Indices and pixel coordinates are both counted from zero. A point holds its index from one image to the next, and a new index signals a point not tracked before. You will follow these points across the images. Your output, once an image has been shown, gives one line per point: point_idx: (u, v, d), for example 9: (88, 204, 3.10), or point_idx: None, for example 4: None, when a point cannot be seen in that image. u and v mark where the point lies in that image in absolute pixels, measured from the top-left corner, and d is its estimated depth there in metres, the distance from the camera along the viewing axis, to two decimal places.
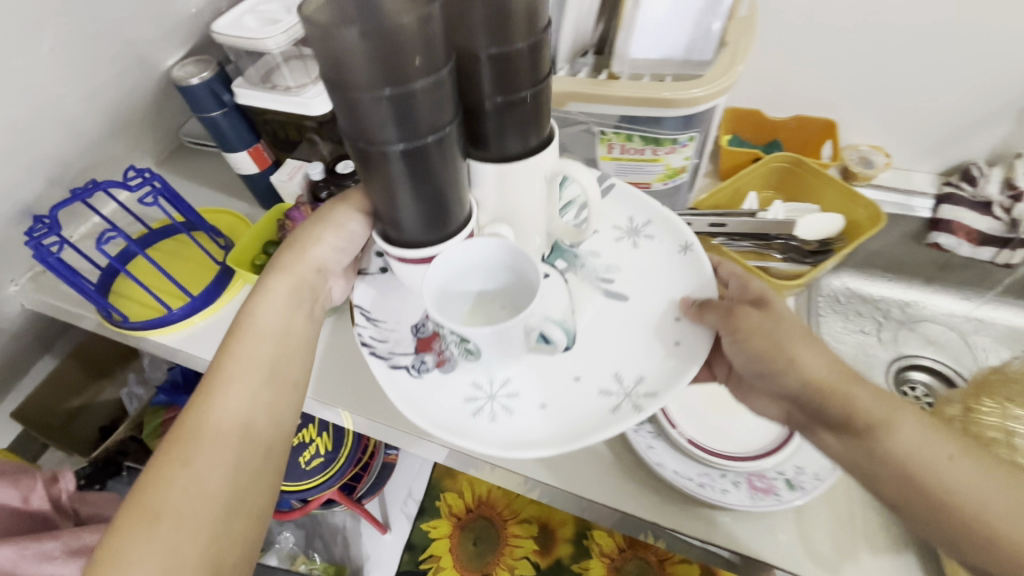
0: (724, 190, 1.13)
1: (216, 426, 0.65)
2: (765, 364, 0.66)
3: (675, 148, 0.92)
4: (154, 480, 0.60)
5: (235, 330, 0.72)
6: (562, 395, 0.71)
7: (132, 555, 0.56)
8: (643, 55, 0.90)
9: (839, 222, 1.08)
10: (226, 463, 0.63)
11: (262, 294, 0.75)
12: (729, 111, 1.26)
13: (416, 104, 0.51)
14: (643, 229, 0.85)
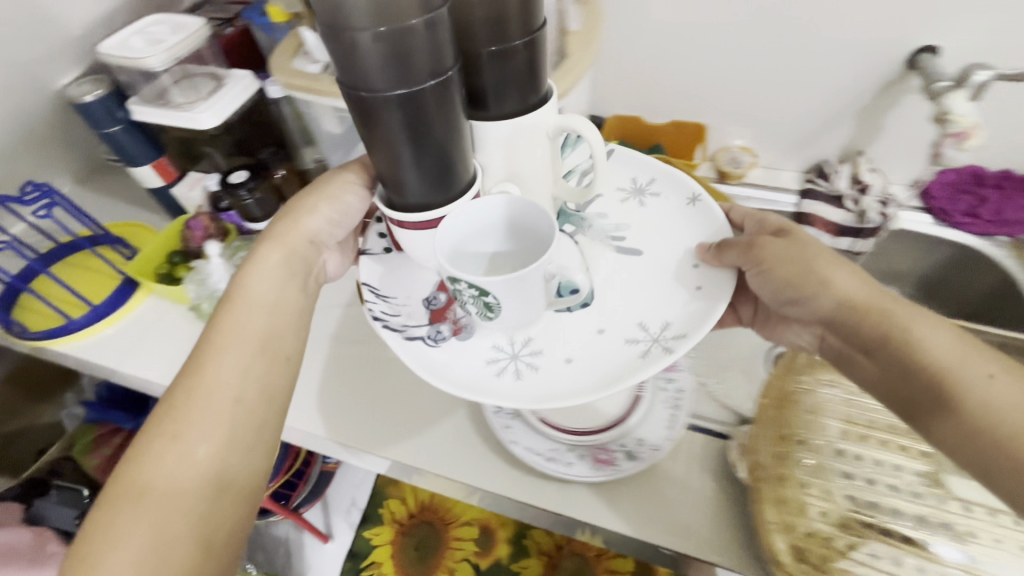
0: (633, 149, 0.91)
1: (257, 338, 0.50)
2: (806, 298, 0.53)
3: None
4: (188, 402, 0.46)
5: (275, 244, 0.57)
6: (588, 346, 0.54)
7: (162, 489, 0.42)
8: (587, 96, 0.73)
9: None
10: (252, 379, 0.48)
11: (263, 257, 0.56)
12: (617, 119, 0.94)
13: (412, 47, 0.38)
14: (647, 188, 0.66)
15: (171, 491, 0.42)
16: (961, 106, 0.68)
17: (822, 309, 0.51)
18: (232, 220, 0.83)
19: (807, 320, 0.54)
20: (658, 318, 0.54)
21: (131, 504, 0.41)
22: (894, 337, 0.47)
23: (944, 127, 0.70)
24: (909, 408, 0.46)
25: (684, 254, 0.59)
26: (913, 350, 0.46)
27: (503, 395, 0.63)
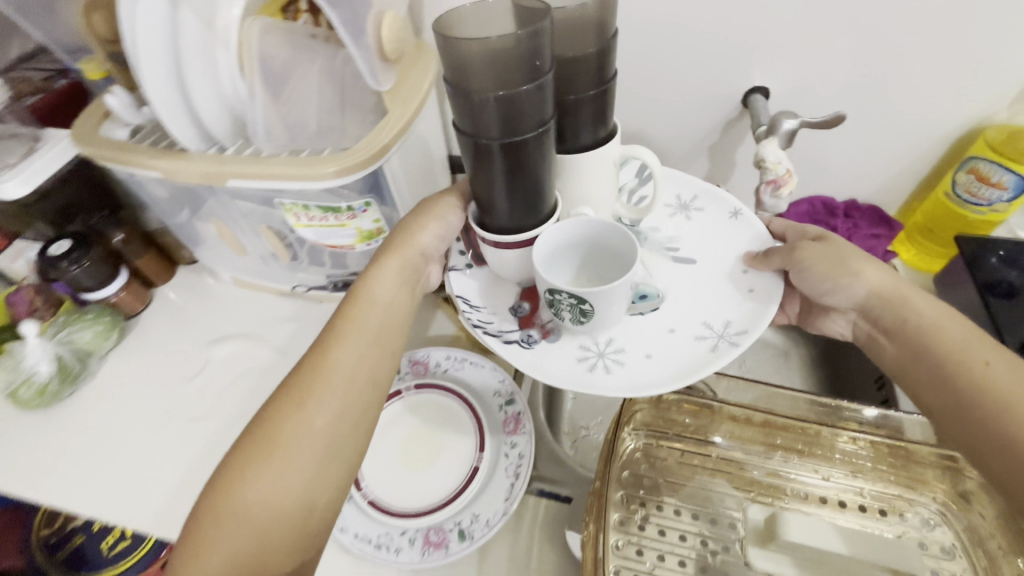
0: None
1: (371, 331, 0.53)
2: (835, 282, 0.54)
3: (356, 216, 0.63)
4: (325, 380, 0.49)
5: (393, 253, 0.58)
6: (672, 343, 0.54)
7: (289, 456, 0.46)
8: (406, 162, 0.65)
9: None
10: (367, 363, 0.51)
11: (384, 266, 0.57)
12: None
13: (527, 102, 0.42)
14: (691, 204, 0.66)
15: (293, 460, 0.46)
16: (771, 154, 0.57)
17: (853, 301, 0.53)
18: (59, 290, 0.75)
19: (844, 306, 0.54)
20: (720, 315, 0.55)
21: (264, 461, 0.45)
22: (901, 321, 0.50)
23: (759, 174, 0.59)
24: (925, 392, 0.48)
25: (732, 260, 0.60)
26: (925, 341, 0.48)
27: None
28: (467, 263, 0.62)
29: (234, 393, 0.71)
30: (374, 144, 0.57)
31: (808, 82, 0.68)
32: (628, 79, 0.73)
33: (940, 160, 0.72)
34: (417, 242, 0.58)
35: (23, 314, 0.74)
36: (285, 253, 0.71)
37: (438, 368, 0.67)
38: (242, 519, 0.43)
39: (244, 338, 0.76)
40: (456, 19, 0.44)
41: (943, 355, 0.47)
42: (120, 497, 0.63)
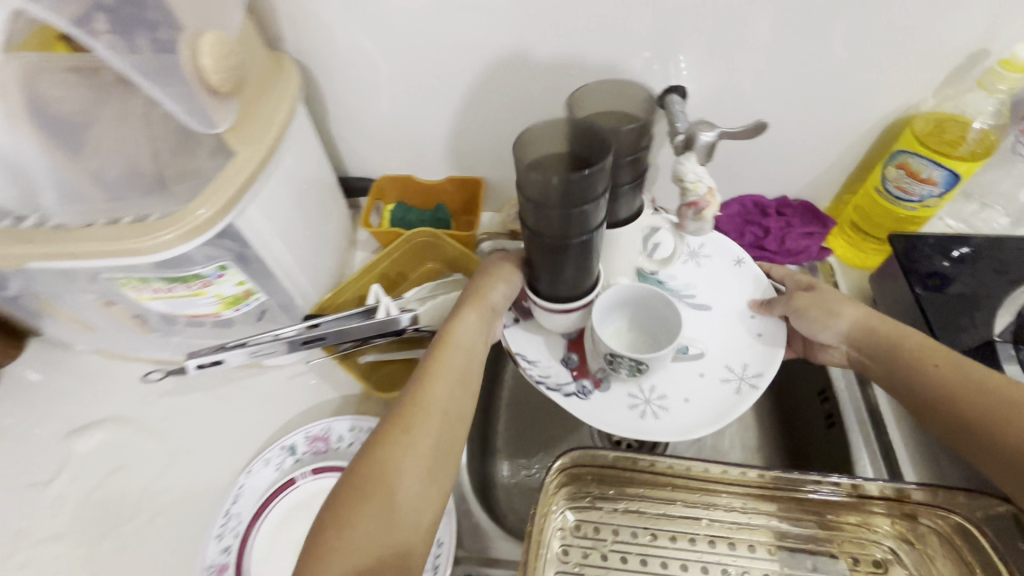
0: (346, 294, 0.67)
1: (461, 372, 0.49)
2: (812, 320, 0.54)
3: (211, 283, 0.51)
4: (425, 413, 0.46)
5: (473, 301, 0.53)
6: (703, 386, 0.55)
7: (395, 488, 0.42)
8: (273, 211, 0.54)
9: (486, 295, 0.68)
10: (460, 407, 0.48)
11: (466, 312, 0.53)
12: (381, 182, 0.77)
13: (590, 218, 0.42)
14: (699, 251, 0.65)
15: (398, 492, 0.42)
16: (690, 172, 0.50)
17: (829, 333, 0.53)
18: None
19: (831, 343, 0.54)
20: (738, 356, 0.56)
21: (376, 491, 0.41)
22: (867, 330, 0.51)
23: (678, 195, 0.51)
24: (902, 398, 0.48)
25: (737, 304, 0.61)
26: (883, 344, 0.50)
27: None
28: (514, 317, 0.60)
29: (100, 499, 0.59)
30: (219, 201, 0.47)
31: (726, 79, 0.61)
32: (531, 86, 0.64)
33: (866, 153, 0.68)
34: (495, 288, 0.55)
35: None
36: (140, 324, 0.59)
37: (341, 443, 0.58)
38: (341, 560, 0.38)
39: (109, 424, 0.64)
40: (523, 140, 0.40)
41: (907, 354, 0.48)
42: None
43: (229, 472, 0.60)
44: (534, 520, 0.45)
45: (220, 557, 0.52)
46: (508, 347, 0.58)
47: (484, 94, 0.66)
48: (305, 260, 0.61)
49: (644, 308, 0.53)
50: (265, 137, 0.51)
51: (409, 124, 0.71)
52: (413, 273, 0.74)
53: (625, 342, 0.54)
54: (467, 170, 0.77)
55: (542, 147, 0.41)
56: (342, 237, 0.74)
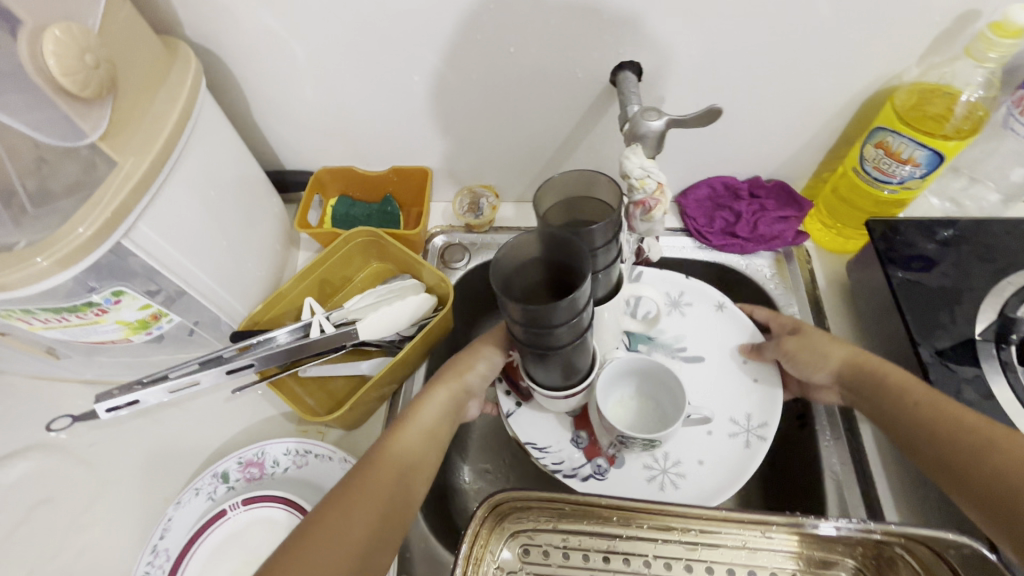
0: (282, 306, 0.62)
1: (423, 447, 0.46)
2: (804, 362, 0.53)
3: (107, 310, 0.46)
4: (373, 487, 0.42)
5: (452, 378, 0.51)
6: (714, 445, 0.57)
7: (324, 556, 0.38)
8: (176, 225, 0.49)
9: (428, 303, 0.62)
10: (408, 497, 0.44)
11: (437, 391, 0.50)
12: (320, 174, 0.71)
13: (575, 327, 0.40)
14: (680, 298, 0.66)
15: (325, 559, 0.38)
16: (635, 167, 0.44)
17: (821, 373, 0.52)
18: None
19: (824, 382, 0.52)
20: (739, 407, 0.59)
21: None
22: (854, 359, 0.50)
23: (625, 192, 0.46)
24: (883, 423, 0.47)
25: (726, 352, 0.63)
26: (865, 372, 0.49)
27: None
28: (517, 402, 0.61)
29: (28, 533, 0.56)
30: (99, 217, 0.42)
31: (682, 53, 0.55)
32: (467, 65, 0.58)
33: (843, 129, 0.61)
34: (479, 364, 0.53)
35: None
36: (43, 350, 0.53)
37: (277, 468, 0.55)
38: None
39: (37, 451, 0.60)
40: (496, 263, 0.39)
41: (899, 386, 0.47)
42: None
43: (163, 498, 0.57)
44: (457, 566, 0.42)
45: None
46: (518, 437, 0.59)
47: (417, 75, 0.59)
48: (228, 273, 0.56)
49: (641, 377, 0.55)
50: (152, 142, 0.45)
51: (341, 111, 0.64)
52: (359, 274, 0.69)
53: (627, 412, 0.55)
54: (413, 159, 0.71)
55: (513, 263, 0.40)
56: (278, 239, 0.68)
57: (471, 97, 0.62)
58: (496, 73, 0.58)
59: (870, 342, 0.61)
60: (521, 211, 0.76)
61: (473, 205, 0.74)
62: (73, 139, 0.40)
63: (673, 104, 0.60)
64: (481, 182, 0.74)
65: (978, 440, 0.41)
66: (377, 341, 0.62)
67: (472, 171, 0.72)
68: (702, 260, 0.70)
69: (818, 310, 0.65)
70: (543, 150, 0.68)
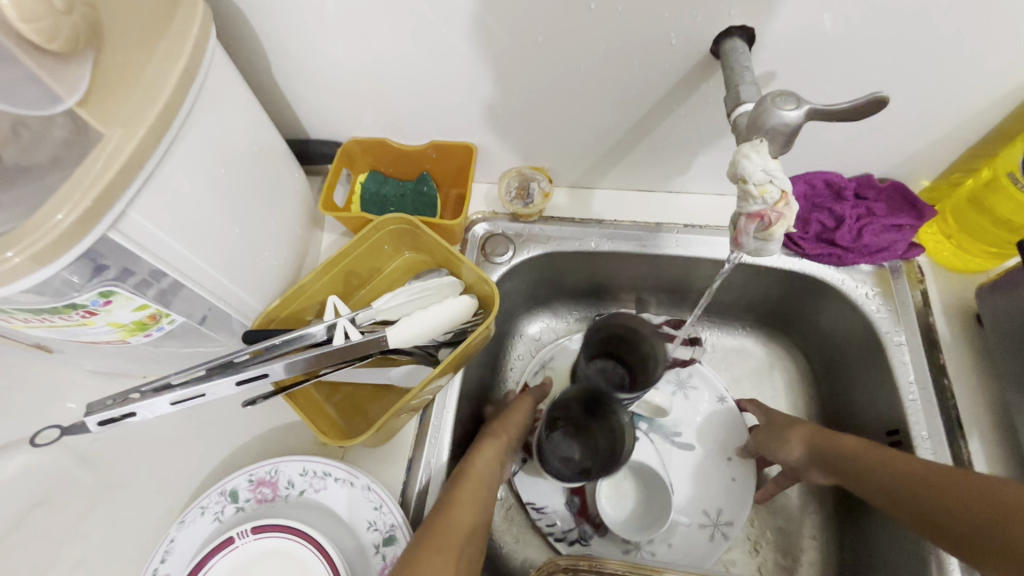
0: (301, 300, 0.54)
1: (482, 497, 0.49)
2: (775, 443, 0.57)
3: (95, 312, 0.39)
4: (454, 530, 0.44)
5: (492, 438, 0.55)
6: (683, 532, 0.61)
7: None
8: (180, 211, 0.41)
9: (468, 306, 0.54)
10: (475, 539, 0.46)
11: (486, 445, 0.54)
12: (349, 146, 0.62)
13: (592, 462, 0.56)
14: (686, 380, 0.67)
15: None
16: (756, 171, 0.34)
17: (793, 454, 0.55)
18: None
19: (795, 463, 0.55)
20: (714, 500, 0.62)
21: None
22: (813, 438, 0.54)
23: (736, 202, 0.36)
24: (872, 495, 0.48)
25: (716, 445, 0.65)
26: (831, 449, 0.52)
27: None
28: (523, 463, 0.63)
29: (26, 537, 0.51)
30: (83, 201, 0.34)
31: (808, 17, 0.43)
32: (532, 24, 0.47)
33: (999, 122, 0.49)
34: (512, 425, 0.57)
35: None
36: (32, 344, 0.46)
37: (291, 490, 0.48)
38: None
39: (34, 445, 0.55)
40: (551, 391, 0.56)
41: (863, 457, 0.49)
42: None
43: (169, 510, 0.51)
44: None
45: None
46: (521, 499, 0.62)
47: (473, 34, 0.49)
48: (240, 265, 0.49)
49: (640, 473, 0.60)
50: (144, 111, 0.36)
51: (377, 74, 0.54)
52: (388, 266, 0.61)
53: (620, 499, 0.60)
54: (457, 133, 0.61)
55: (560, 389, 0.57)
56: (301, 220, 0.60)
57: (533, 64, 0.51)
58: (568, 35, 0.47)
59: (1003, 388, 0.50)
60: (576, 200, 0.66)
61: (522, 190, 0.64)
62: (44, 106, 0.33)
63: (782, 81, 0.49)
64: (533, 163, 0.64)
65: (965, 486, 0.43)
66: (409, 349, 0.54)
67: (525, 151, 0.62)
68: (788, 270, 0.59)
69: (932, 340, 0.55)
70: (611, 129, 0.57)
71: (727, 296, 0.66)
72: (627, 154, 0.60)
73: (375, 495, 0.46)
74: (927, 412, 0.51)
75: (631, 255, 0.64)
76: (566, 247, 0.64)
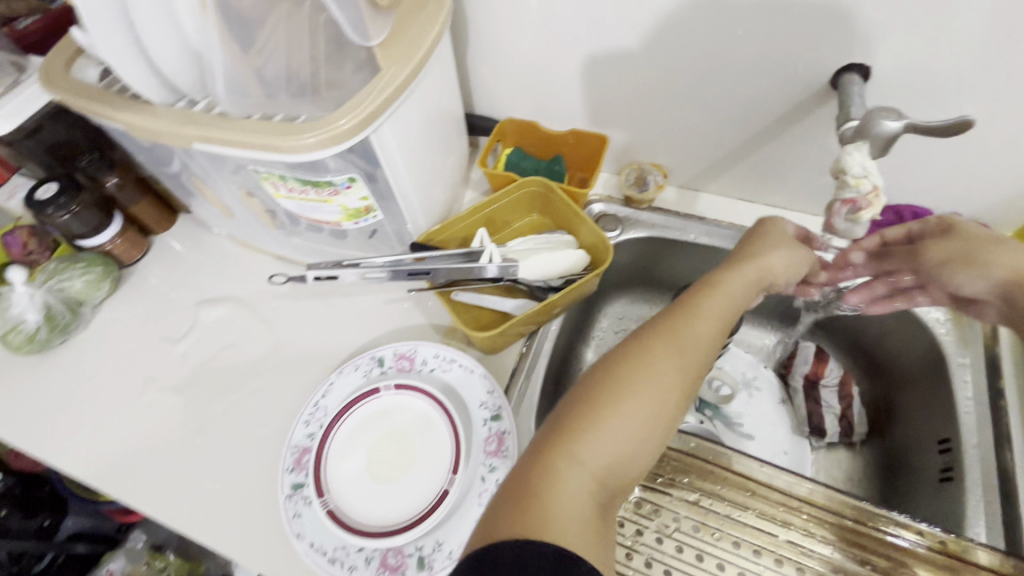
0: (454, 230, 0.69)
1: (683, 353, 0.43)
2: (965, 273, 0.49)
3: (336, 193, 0.55)
4: (635, 376, 0.41)
5: (712, 285, 0.49)
6: None
7: (564, 485, 0.36)
8: (402, 135, 0.55)
9: (580, 259, 0.67)
10: (666, 379, 0.41)
11: (715, 297, 0.48)
12: (505, 121, 0.76)
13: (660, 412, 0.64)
14: (753, 381, 0.75)
15: (579, 470, 0.37)
16: (856, 164, 0.44)
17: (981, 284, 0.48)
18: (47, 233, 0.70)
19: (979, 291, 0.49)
20: None
21: (585, 432, 0.38)
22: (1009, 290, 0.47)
23: (835, 188, 0.47)
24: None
25: (772, 438, 0.72)
26: None
27: (305, 469, 0.56)
28: None
29: (219, 364, 0.68)
30: (359, 113, 0.49)
31: (924, 63, 0.52)
32: (686, 44, 0.59)
33: None
34: (735, 282, 0.49)
35: (19, 255, 0.72)
36: (270, 216, 0.65)
37: (424, 367, 0.61)
38: (548, 533, 0.34)
39: (232, 301, 0.72)
40: None
41: None
42: (94, 454, 0.63)
43: (322, 367, 0.66)
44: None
45: (303, 440, 0.57)
46: None
47: (634, 42, 0.61)
48: (421, 189, 0.63)
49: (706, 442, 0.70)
50: (409, 58, 0.51)
51: (547, 66, 0.68)
52: (519, 221, 0.74)
53: None
54: (595, 125, 0.74)
55: None
56: (457, 171, 0.75)
57: (677, 77, 0.63)
58: (713, 55, 0.59)
59: None
60: (683, 197, 0.77)
61: (640, 180, 0.75)
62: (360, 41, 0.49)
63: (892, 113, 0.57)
64: (652, 160, 0.75)
65: None
66: (527, 282, 0.66)
67: (648, 146, 0.74)
68: None
69: (994, 368, 0.60)
70: (729, 139, 0.68)
71: (804, 303, 0.71)
72: (736, 164, 0.71)
73: (489, 384, 0.58)
74: (978, 424, 0.57)
75: (724, 251, 0.73)
76: (667, 234, 0.74)
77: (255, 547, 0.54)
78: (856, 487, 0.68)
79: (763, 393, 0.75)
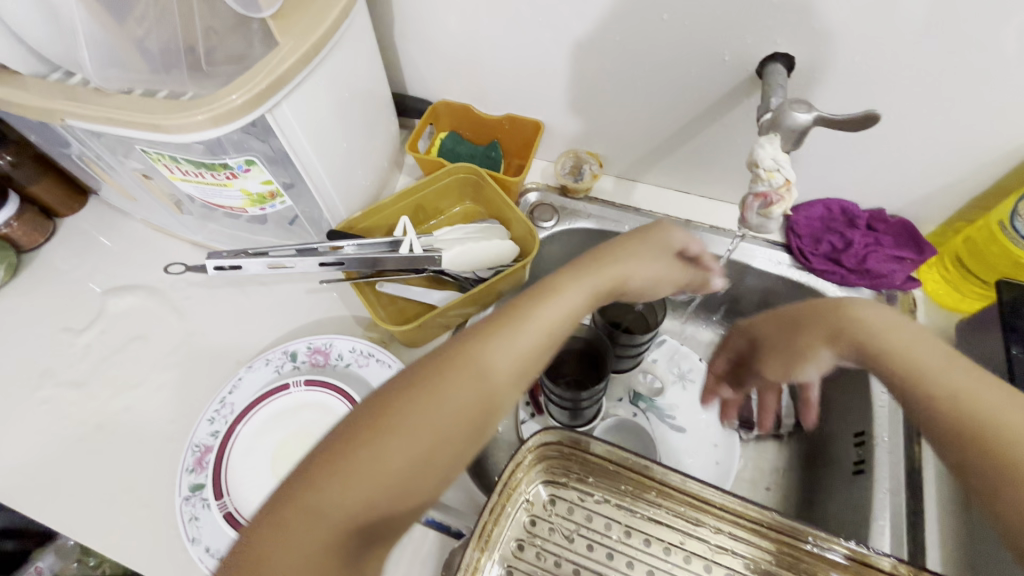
0: (377, 217, 0.65)
1: (477, 383, 0.36)
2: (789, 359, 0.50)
3: (235, 176, 0.51)
4: (400, 413, 0.35)
5: (545, 298, 0.42)
6: None
7: (303, 530, 0.31)
8: (309, 115, 0.52)
9: (507, 249, 0.64)
10: (436, 418, 0.35)
11: (540, 312, 0.41)
12: (438, 104, 0.73)
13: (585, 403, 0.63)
14: (688, 374, 0.75)
15: (333, 507, 0.32)
16: (767, 158, 0.43)
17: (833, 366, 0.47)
18: None
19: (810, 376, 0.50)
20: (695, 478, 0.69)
21: (322, 483, 0.32)
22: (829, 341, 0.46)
23: (749, 181, 0.46)
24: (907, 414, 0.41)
25: (703, 431, 0.72)
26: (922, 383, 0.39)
27: (206, 469, 0.52)
28: (530, 413, 0.71)
29: (125, 357, 0.63)
30: (251, 90, 0.45)
31: (845, 55, 0.51)
32: (614, 28, 0.57)
33: (1000, 177, 0.57)
34: (579, 286, 0.43)
35: None
36: (177, 201, 0.61)
37: (340, 361, 0.58)
38: None
39: (144, 290, 0.68)
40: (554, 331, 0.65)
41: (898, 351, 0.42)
42: None
43: (236, 360, 0.62)
44: (496, 495, 0.44)
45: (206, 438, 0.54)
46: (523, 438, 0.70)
47: (561, 26, 0.59)
48: (338, 173, 0.60)
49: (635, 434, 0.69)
50: (311, 31, 0.47)
51: (477, 47, 0.65)
52: (451, 209, 0.72)
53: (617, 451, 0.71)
54: (530, 110, 0.72)
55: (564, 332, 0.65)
56: (386, 155, 0.71)
57: (607, 61, 0.61)
58: (641, 41, 0.57)
59: None
60: (620, 186, 0.75)
61: (575, 169, 0.74)
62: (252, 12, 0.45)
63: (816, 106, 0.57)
64: (589, 148, 0.74)
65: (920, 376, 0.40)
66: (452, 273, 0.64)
67: (584, 133, 0.72)
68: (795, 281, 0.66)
69: None
70: (661, 127, 0.66)
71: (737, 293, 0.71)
72: (670, 154, 0.69)
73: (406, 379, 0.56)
74: (892, 417, 0.58)
75: None
76: (604, 225, 0.72)
77: (155, 550, 0.52)
78: (782, 478, 0.68)
79: (697, 385, 0.75)
